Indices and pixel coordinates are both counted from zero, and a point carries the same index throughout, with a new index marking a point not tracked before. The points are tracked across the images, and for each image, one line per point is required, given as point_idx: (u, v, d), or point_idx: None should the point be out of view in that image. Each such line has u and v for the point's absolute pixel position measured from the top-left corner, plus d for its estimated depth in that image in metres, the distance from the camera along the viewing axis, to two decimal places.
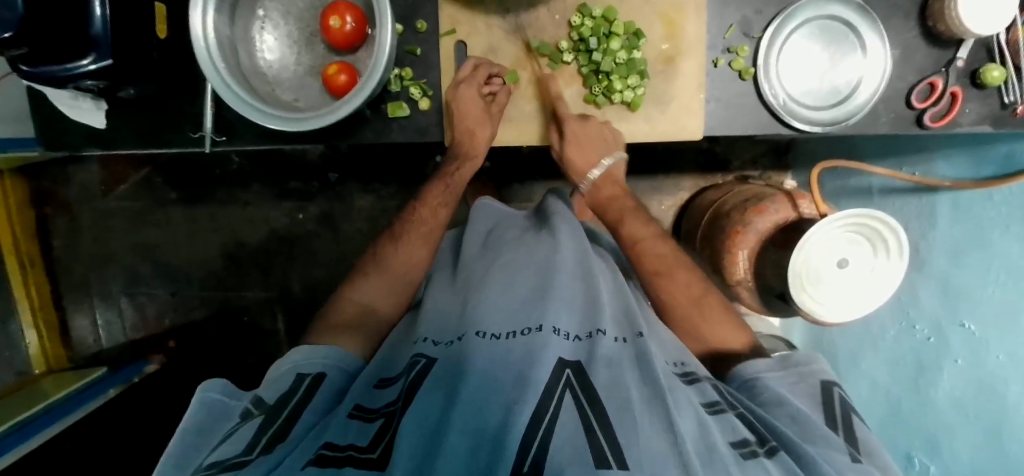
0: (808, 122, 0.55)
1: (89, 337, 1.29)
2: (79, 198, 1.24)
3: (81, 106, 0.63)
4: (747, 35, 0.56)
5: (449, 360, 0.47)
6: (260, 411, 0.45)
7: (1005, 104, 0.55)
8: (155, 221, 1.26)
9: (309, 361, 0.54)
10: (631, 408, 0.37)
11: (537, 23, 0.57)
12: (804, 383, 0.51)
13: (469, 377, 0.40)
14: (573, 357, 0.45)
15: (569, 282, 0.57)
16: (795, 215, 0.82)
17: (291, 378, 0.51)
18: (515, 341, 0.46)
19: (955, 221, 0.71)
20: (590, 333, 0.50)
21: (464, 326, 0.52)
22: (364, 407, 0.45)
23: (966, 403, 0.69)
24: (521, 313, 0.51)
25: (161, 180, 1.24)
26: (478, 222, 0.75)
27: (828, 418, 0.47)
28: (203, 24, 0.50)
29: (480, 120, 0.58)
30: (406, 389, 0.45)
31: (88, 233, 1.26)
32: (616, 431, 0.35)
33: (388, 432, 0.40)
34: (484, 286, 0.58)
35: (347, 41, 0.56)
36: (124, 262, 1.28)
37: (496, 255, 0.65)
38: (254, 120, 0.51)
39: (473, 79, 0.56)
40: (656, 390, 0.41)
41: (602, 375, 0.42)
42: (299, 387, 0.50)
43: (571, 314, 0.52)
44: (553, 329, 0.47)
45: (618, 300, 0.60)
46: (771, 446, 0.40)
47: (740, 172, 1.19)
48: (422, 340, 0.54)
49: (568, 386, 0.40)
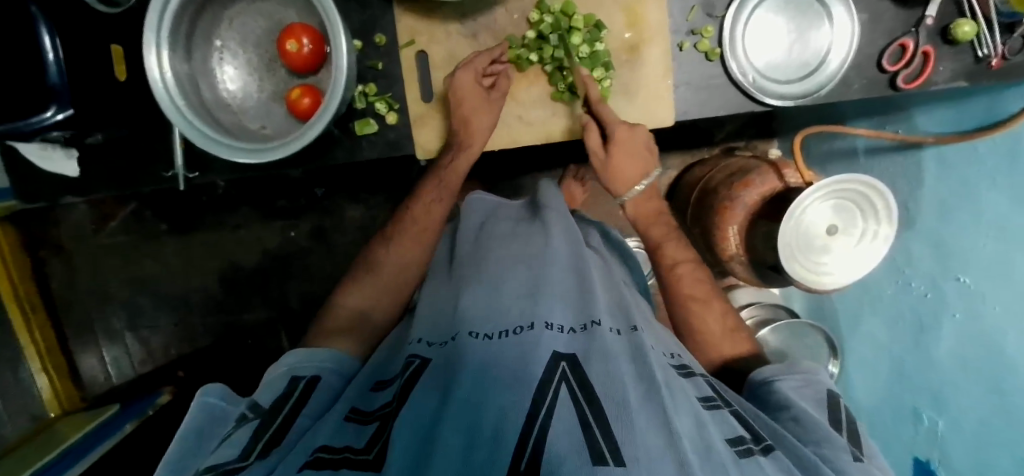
0: (779, 98, 0.55)
1: (100, 375, 1.30)
2: (72, 240, 1.24)
3: (53, 156, 0.63)
4: (711, 15, 0.55)
5: (444, 359, 0.46)
6: (257, 412, 0.45)
7: (980, 58, 0.55)
8: (149, 255, 1.26)
9: (303, 369, 0.53)
10: (627, 403, 0.37)
11: (496, 24, 0.56)
12: (813, 388, 0.51)
13: (465, 374, 0.40)
14: (567, 350, 0.45)
15: (560, 278, 0.57)
16: (782, 186, 0.81)
17: (284, 382, 0.51)
18: (507, 340, 0.46)
19: (941, 177, 0.71)
20: (585, 324, 0.50)
21: (458, 325, 0.51)
22: (360, 410, 0.45)
23: (967, 358, 0.68)
24: (514, 311, 0.51)
25: (150, 213, 1.24)
26: (472, 216, 0.75)
27: (832, 421, 0.47)
28: (159, 63, 0.49)
29: (478, 107, 0.55)
30: (401, 390, 0.45)
31: (84, 273, 1.26)
32: (613, 428, 0.34)
33: (385, 432, 0.39)
34: (477, 287, 0.57)
35: (307, 63, 0.55)
36: (124, 298, 1.28)
37: (488, 251, 0.64)
38: (220, 154, 0.51)
39: (472, 64, 0.55)
40: (653, 386, 0.40)
41: (597, 368, 0.41)
42: (292, 392, 0.49)
43: (563, 308, 0.52)
44: (545, 325, 0.47)
45: (614, 292, 0.61)
46: (766, 444, 0.41)
47: (726, 143, 1.18)
48: (416, 341, 0.54)
49: (563, 380, 0.40)
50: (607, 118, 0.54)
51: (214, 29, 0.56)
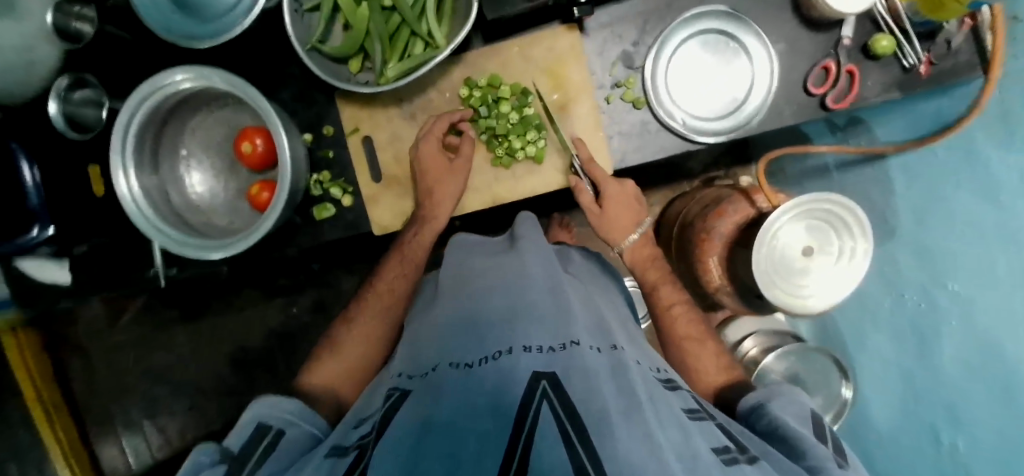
0: (712, 134, 0.56)
1: (120, 463, 1.31)
2: (90, 337, 1.30)
3: (50, 268, 0.67)
4: (632, 67, 0.57)
5: (420, 391, 0.38)
6: (223, 458, 0.41)
7: (907, 68, 0.56)
8: (161, 345, 1.30)
9: (278, 413, 0.48)
10: (608, 414, 0.31)
11: (432, 103, 0.60)
12: (798, 405, 0.47)
13: (444, 408, 0.33)
14: (548, 369, 0.36)
15: (545, 295, 0.49)
16: (756, 212, 0.81)
17: (253, 428, 0.46)
18: (485, 368, 0.37)
19: (910, 186, 0.71)
20: (565, 343, 0.40)
21: (440, 355, 0.43)
22: (338, 448, 0.39)
23: (976, 368, 0.65)
24: (491, 335, 0.42)
25: (161, 304, 1.29)
26: (451, 257, 0.66)
27: (818, 435, 0.43)
28: (127, 181, 0.53)
29: (444, 172, 0.58)
30: (379, 424, 0.37)
31: (103, 367, 1.30)
32: (598, 447, 0.28)
33: (364, 459, 0.33)
34: (454, 315, 0.48)
35: (263, 160, 0.59)
36: (140, 389, 1.31)
37: (470, 276, 0.57)
38: (184, 256, 0.54)
39: (432, 132, 0.58)
40: (635, 400, 0.35)
41: (578, 382, 0.34)
42: (262, 440, 0.45)
43: (544, 328, 0.42)
44: (524, 348, 0.39)
45: (591, 305, 0.54)
46: (753, 454, 0.36)
47: (706, 176, 1.13)
48: (397, 375, 0.45)
49: (545, 398, 0.32)
50: (599, 177, 0.57)
51: (178, 140, 0.61)
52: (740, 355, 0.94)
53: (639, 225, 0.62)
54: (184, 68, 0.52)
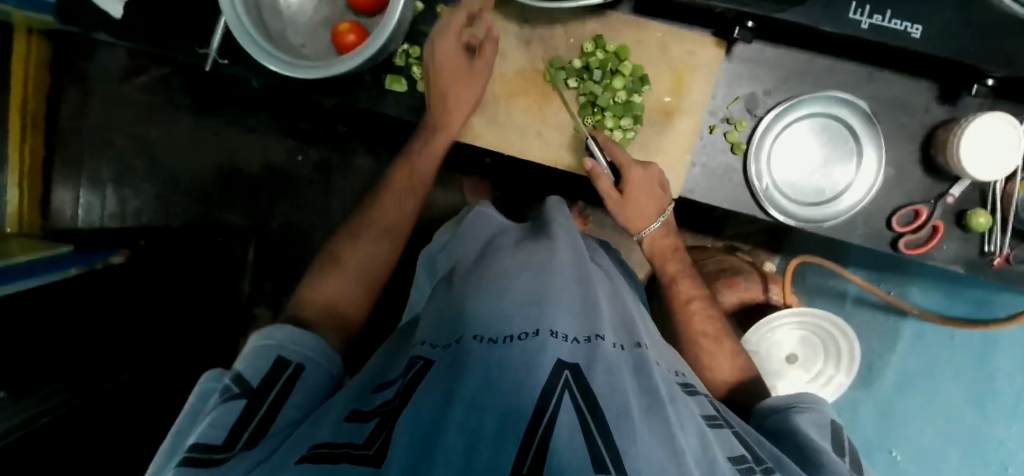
0: (784, 213, 0.55)
1: (68, 210, 1.23)
2: (98, 77, 1.20)
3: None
4: (750, 111, 0.56)
5: (443, 364, 0.34)
6: (241, 390, 0.37)
7: (984, 252, 0.55)
8: (159, 122, 1.23)
9: (294, 346, 0.43)
10: (630, 414, 0.30)
11: (552, 40, 0.57)
12: (819, 416, 0.48)
13: (467, 377, 0.30)
14: (571, 358, 0.34)
15: (576, 282, 0.46)
16: (762, 298, 0.81)
17: (270, 360, 0.41)
18: (510, 346, 0.33)
19: (914, 353, 0.77)
20: (590, 336, 0.37)
21: (462, 326, 0.39)
22: (359, 409, 0.35)
23: None
24: (519, 308, 0.38)
25: (179, 83, 1.21)
26: (478, 229, 0.63)
27: (837, 448, 0.44)
28: None
29: (462, 77, 0.54)
30: (405, 389, 0.35)
31: (95, 114, 1.22)
32: (615, 438, 0.27)
33: (388, 426, 0.30)
34: (482, 284, 0.44)
35: (367, 4, 0.56)
36: (120, 152, 1.23)
37: (512, 248, 0.54)
38: (252, 53, 0.51)
39: (450, 32, 0.53)
40: (656, 400, 0.34)
41: (601, 377, 0.33)
42: (280, 373, 0.40)
43: (569, 314, 0.39)
44: (552, 333, 0.35)
45: (618, 302, 0.52)
46: (769, 467, 0.36)
47: (731, 241, 1.13)
48: (419, 343, 0.42)
49: (567, 387, 0.30)
50: (622, 160, 0.54)
51: None
52: None
53: (662, 214, 0.57)
54: None
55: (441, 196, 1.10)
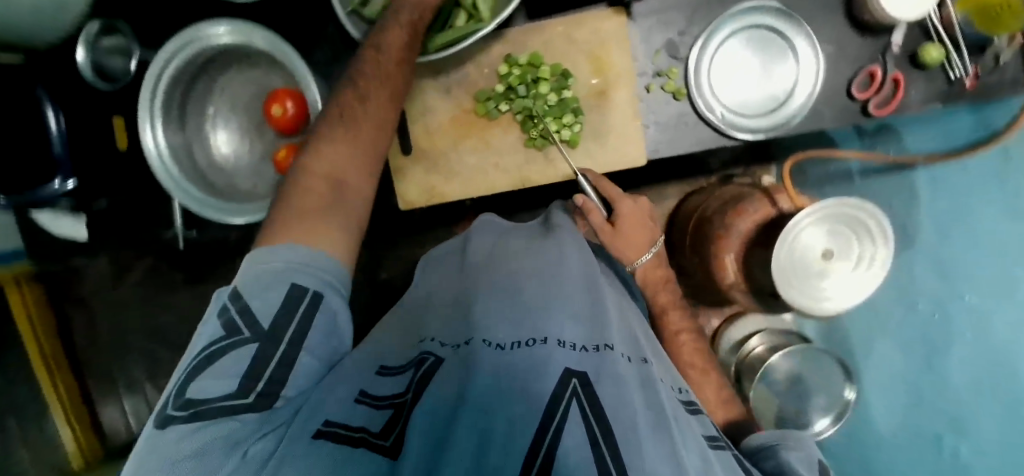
0: (750, 132, 0.56)
1: (121, 426, 1.26)
2: (92, 293, 1.22)
3: (64, 223, 0.68)
4: (675, 57, 0.56)
5: (455, 364, 0.36)
6: (254, 335, 0.35)
7: (952, 80, 0.55)
8: (164, 306, 1.23)
9: (312, 267, 0.39)
10: (635, 427, 0.30)
11: (469, 78, 0.59)
12: (807, 453, 0.40)
13: (479, 384, 0.32)
14: (581, 367, 0.34)
15: (580, 290, 0.46)
16: (776, 212, 0.79)
17: (283, 290, 0.37)
18: (518, 353, 0.35)
19: (936, 196, 0.71)
20: (597, 345, 0.38)
21: (471, 327, 0.41)
22: (373, 394, 0.35)
23: (987, 384, 0.65)
24: (525, 317, 0.40)
25: (165, 265, 1.21)
26: (482, 235, 0.63)
27: None
28: (153, 136, 0.54)
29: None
30: (417, 383, 0.36)
31: (104, 327, 1.24)
32: (624, 455, 0.27)
33: (402, 417, 0.32)
34: (491, 291, 0.45)
35: (291, 125, 0.58)
36: (140, 349, 1.24)
37: (505, 256, 0.53)
38: (210, 216, 0.54)
39: None
40: (661, 415, 0.33)
41: (610, 388, 0.33)
42: (296, 305, 0.37)
43: (575, 321, 0.40)
44: (559, 341, 0.36)
45: (622, 305, 0.50)
46: None
47: (723, 172, 1.12)
48: (429, 340, 0.43)
49: (575, 396, 0.31)
50: (609, 189, 0.57)
51: (206, 98, 0.60)
52: (744, 352, 0.92)
53: (653, 245, 0.58)
54: (228, 21, 0.53)
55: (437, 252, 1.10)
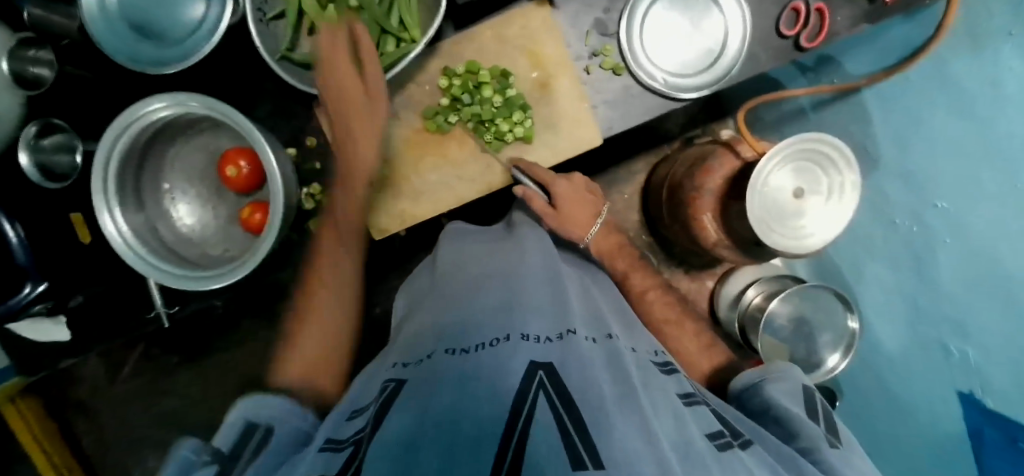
0: (694, 90, 0.57)
1: None
2: (90, 394, 1.20)
3: (45, 328, 0.66)
4: (606, 35, 0.57)
5: (418, 379, 0.36)
6: (212, 459, 0.33)
7: (871, 0, 0.57)
8: (165, 390, 1.20)
9: (269, 411, 0.38)
10: (602, 407, 0.31)
11: (413, 99, 0.60)
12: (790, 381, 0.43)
13: (443, 394, 0.31)
14: (545, 358, 0.37)
15: (539, 286, 0.49)
16: (740, 162, 0.80)
17: (238, 426, 0.36)
18: (482, 354, 0.37)
19: (888, 114, 0.72)
20: (561, 334, 0.41)
21: (435, 341, 0.42)
22: (335, 438, 0.34)
23: (975, 279, 0.63)
24: (490, 323, 0.42)
25: (159, 350, 1.19)
26: (443, 247, 0.65)
27: (811, 411, 0.39)
28: (114, 221, 0.53)
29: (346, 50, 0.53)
30: (376, 412, 0.34)
31: (109, 424, 1.21)
32: (591, 431, 0.28)
33: (359, 455, 0.29)
34: (454, 304, 0.48)
35: (249, 183, 0.58)
36: (151, 438, 1.22)
37: (463, 270, 0.55)
38: (187, 287, 0.53)
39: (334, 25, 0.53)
40: (629, 388, 0.34)
41: (574, 374, 0.35)
42: (250, 439, 0.36)
43: (539, 318, 0.43)
44: (522, 336, 0.39)
45: (587, 300, 0.52)
46: (746, 438, 0.33)
47: (685, 135, 1.13)
48: (391, 365, 0.44)
49: (541, 387, 0.32)
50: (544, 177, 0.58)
51: (160, 174, 0.60)
52: (745, 305, 0.93)
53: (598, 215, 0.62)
54: (163, 95, 0.52)
55: None
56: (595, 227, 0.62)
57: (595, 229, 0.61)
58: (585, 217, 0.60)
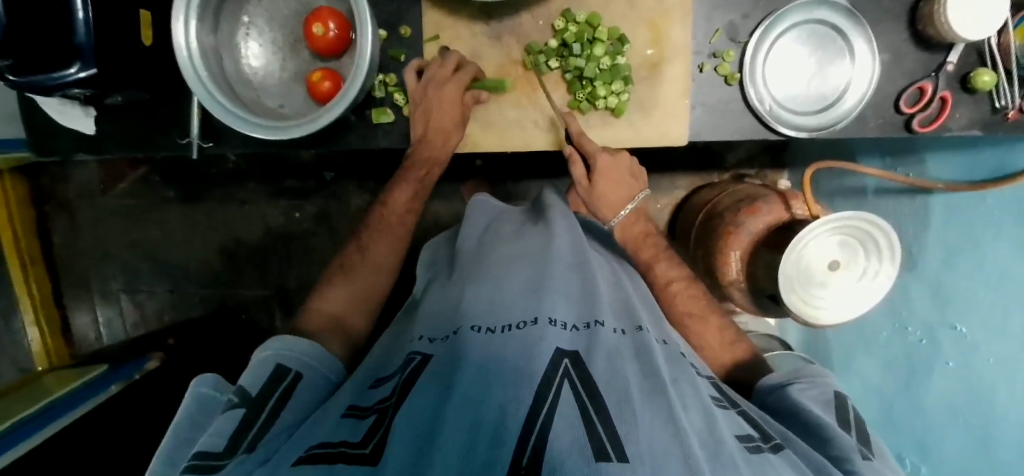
0: (794, 128, 0.56)
1: (91, 333, 1.23)
2: (77, 197, 1.18)
3: (69, 113, 0.64)
4: (734, 40, 0.57)
5: (443, 356, 0.38)
6: (242, 400, 0.40)
7: (996, 108, 0.55)
8: (151, 220, 1.19)
9: (294, 354, 0.47)
10: (630, 399, 0.31)
11: (522, 28, 0.59)
12: (820, 389, 0.48)
13: (464, 372, 0.32)
14: (571, 347, 0.36)
15: (569, 270, 0.48)
16: (788, 216, 0.79)
17: (269, 368, 0.44)
18: (508, 337, 0.37)
19: (947, 224, 0.71)
20: (588, 323, 0.41)
21: (460, 319, 0.42)
22: (358, 407, 0.37)
23: (960, 408, 0.69)
24: (517, 304, 0.42)
25: (158, 179, 1.17)
26: (475, 217, 0.64)
27: (841, 421, 0.44)
28: (186, 33, 0.50)
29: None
30: (402, 385, 0.37)
31: (85, 232, 1.20)
32: (616, 422, 0.28)
33: (383, 425, 0.32)
34: (478, 280, 0.48)
35: (331, 48, 0.56)
36: (121, 260, 1.21)
37: (493, 247, 0.54)
38: (238, 128, 0.51)
39: None
40: (657, 383, 0.34)
41: (602, 364, 0.35)
42: (278, 382, 0.43)
43: (566, 302, 0.43)
44: (549, 321, 0.39)
45: (616, 285, 0.52)
46: (776, 442, 0.36)
47: (736, 170, 1.13)
48: (417, 339, 0.45)
49: (566, 377, 0.32)
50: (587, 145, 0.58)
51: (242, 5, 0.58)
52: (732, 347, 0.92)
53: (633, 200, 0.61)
54: None
55: (443, 208, 1.09)
56: (626, 209, 0.60)
57: (627, 211, 0.60)
58: (619, 195, 0.60)
